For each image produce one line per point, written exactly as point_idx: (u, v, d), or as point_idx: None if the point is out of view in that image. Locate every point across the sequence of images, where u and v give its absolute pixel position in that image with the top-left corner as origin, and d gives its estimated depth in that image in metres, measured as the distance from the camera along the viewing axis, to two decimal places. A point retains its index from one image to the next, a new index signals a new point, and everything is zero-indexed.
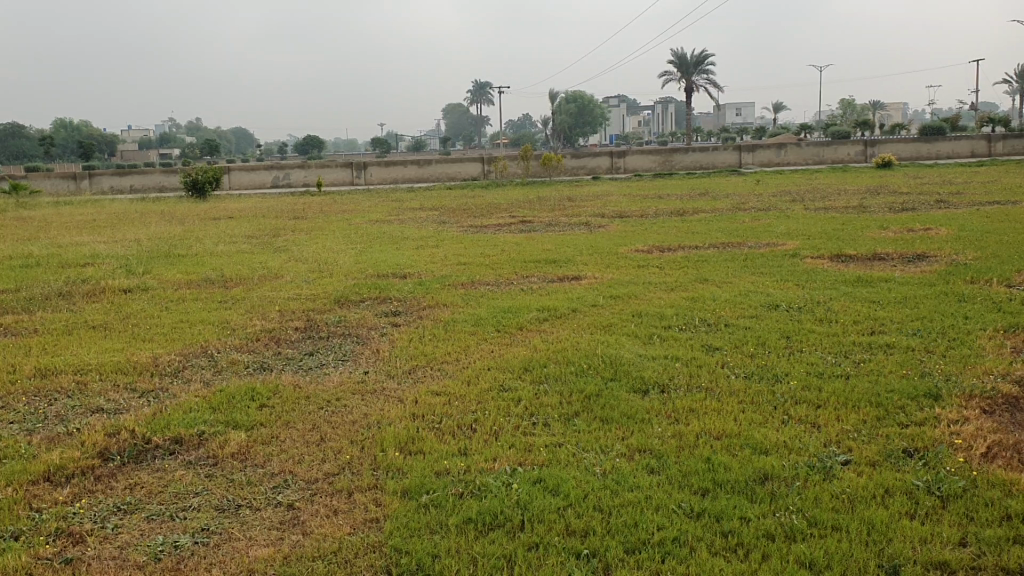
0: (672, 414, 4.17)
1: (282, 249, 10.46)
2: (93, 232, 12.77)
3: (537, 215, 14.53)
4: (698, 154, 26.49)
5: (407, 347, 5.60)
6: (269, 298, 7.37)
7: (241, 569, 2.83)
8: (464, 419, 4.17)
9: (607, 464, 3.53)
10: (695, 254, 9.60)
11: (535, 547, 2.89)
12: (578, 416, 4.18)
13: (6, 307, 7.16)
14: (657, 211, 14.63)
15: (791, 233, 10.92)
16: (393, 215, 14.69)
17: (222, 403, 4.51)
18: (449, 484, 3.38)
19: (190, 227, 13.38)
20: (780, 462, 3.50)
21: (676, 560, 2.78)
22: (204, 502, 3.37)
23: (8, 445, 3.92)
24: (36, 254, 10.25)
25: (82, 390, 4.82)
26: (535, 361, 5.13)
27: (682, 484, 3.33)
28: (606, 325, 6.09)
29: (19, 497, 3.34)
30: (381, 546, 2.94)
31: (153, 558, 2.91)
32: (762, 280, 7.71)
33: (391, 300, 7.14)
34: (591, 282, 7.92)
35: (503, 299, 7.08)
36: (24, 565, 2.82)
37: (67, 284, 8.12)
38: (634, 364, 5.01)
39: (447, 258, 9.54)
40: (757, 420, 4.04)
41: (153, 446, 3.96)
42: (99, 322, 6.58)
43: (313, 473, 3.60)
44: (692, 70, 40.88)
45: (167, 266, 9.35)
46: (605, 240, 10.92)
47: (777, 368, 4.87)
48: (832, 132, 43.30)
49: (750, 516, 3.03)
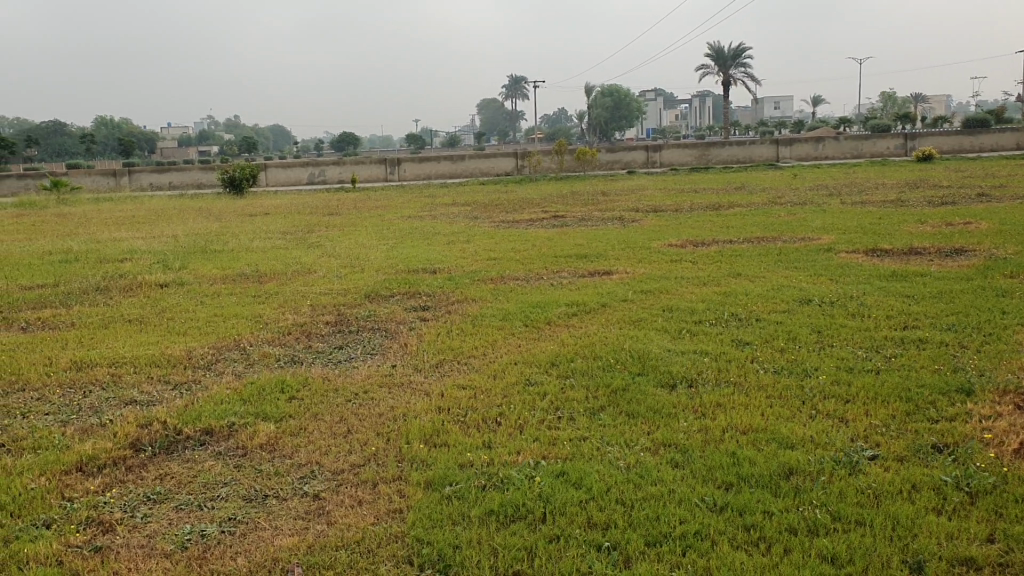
0: (698, 408, 4.15)
1: (315, 245, 10.54)
2: (131, 228, 12.95)
3: (570, 210, 14.51)
4: (734, 148, 26.27)
5: (434, 341, 5.63)
6: (302, 292, 7.44)
7: (265, 557, 2.87)
8: (489, 412, 4.18)
9: (631, 458, 3.52)
10: (729, 248, 9.52)
11: (555, 540, 2.90)
12: (603, 410, 4.18)
13: (43, 302, 7.29)
14: (691, 205, 14.53)
15: (827, 227, 10.78)
16: (425, 211, 14.75)
17: (252, 396, 4.57)
18: (472, 476, 3.40)
19: (225, 224, 13.52)
20: (805, 457, 3.47)
21: (697, 553, 2.77)
22: (232, 492, 3.42)
23: (43, 437, 4.00)
24: (76, 249, 10.45)
25: (116, 383, 4.91)
26: (562, 355, 5.14)
27: (706, 478, 3.32)
28: (635, 320, 6.07)
29: (50, 487, 3.42)
30: (403, 536, 2.96)
31: (180, 547, 2.96)
32: (794, 274, 7.65)
33: (421, 295, 7.18)
34: (622, 277, 7.91)
35: (533, 294, 7.08)
36: (54, 553, 2.88)
37: (104, 279, 8.27)
38: (662, 359, 4.99)
39: (478, 253, 9.57)
40: (784, 415, 4.01)
41: (184, 437, 4.02)
42: (134, 316, 6.69)
43: (338, 465, 3.64)
44: (729, 64, 40.53)
45: (202, 261, 9.47)
46: (637, 235, 10.88)
47: (807, 363, 4.83)
48: (872, 125, 42.71)
49: (773, 510, 3.01)
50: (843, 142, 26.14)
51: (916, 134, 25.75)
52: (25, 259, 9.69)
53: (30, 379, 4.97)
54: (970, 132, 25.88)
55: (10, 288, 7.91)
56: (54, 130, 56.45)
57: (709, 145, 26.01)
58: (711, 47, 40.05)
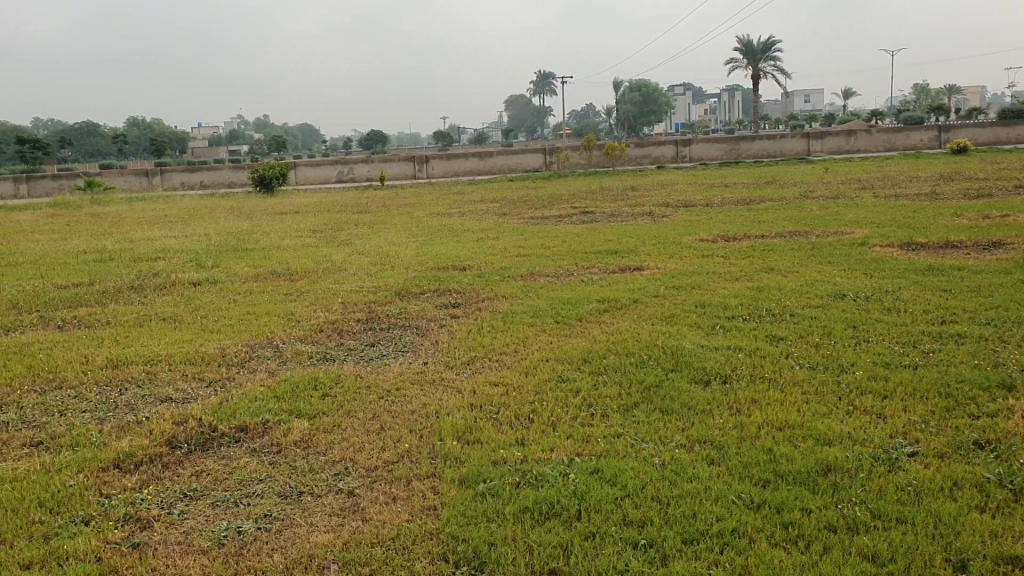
0: (732, 405, 4.11)
1: (346, 242, 10.59)
2: (164, 228, 13.06)
3: (599, 206, 14.45)
4: (765, 142, 26.03)
5: (466, 338, 5.63)
6: (333, 290, 7.47)
7: (302, 554, 2.87)
8: (521, 409, 4.17)
9: (666, 456, 3.49)
10: (760, 243, 9.45)
11: (591, 537, 2.88)
12: (636, 407, 4.15)
13: (79, 301, 7.38)
14: (723, 200, 14.44)
15: (860, 221, 10.66)
16: (454, 208, 14.77)
17: (286, 393, 4.60)
18: (507, 474, 3.39)
19: (257, 222, 13.62)
20: (843, 453, 3.42)
21: (735, 551, 2.73)
22: (268, 488, 3.44)
23: (80, 433, 4.04)
24: (110, 249, 10.55)
25: (151, 380, 4.96)
26: (594, 352, 5.11)
27: (742, 475, 3.28)
28: (667, 316, 6.04)
29: (89, 483, 3.45)
30: (438, 533, 2.96)
31: (217, 543, 2.97)
32: (829, 269, 7.55)
33: (451, 292, 7.18)
34: (653, 273, 7.85)
35: (563, 290, 7.06)
36: (93, 549, 2.90)
37: (139, 278, 8.34)
38: (695, 356, 4.95)
39: (508, 249, 9.56)
40: (821, 411, 3.96)
41: (219, 434, 4.05)
42: (168, 314, 6.75)
43: (372, 462, 3.64)
44: (759, 57, 40.15)
45: (235, 260, 9.54)
46: (667, 230, 10.82)
47: (843, 359, 4.77)
48: (905, 117, 42.17)
49: (812, 508, 2.97)
50: (875, 135, 25.83)
51: (950, 126, 25.36)
52: (61, 258, 9.80)
53: (67, 377, 5.03)
54: (1006, 123, 25.46)
55: (46, 287, 8.02)
56: (87, 130, 57.17)
57: (739, 139, 25.78)
58: (740, 40, 39.63)
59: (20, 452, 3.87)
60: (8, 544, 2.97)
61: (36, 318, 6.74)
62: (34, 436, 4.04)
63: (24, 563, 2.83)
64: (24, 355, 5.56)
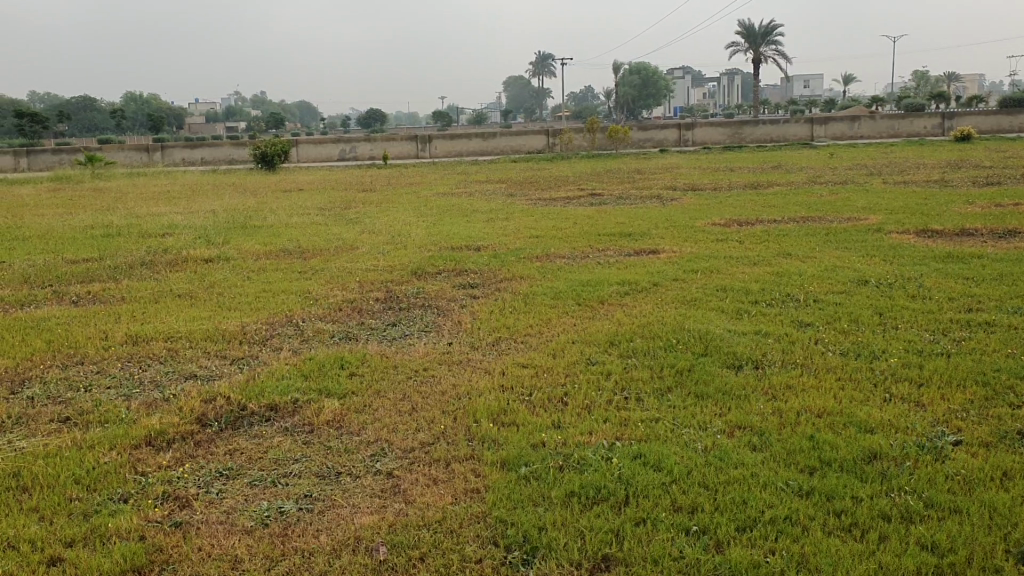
0: (768, 391, 4.07)
1: (354, 221, 10.50)
2: (169, 203, 12.96)
3: (606, 188, 14.37)
4: (769, 126, 25.89)
5: (489, 318, 5.59)
6: (348, 269, 7.41)
7: (348, 535, 2.83)
8: (554, 392, 4.13)
9: (708, 441, 3.45)
10: (774, 228, 9.41)
11: (642, 523, 2.84)
12: (671, 392, 4.10)
13: (92, 276, 7.30)
14: (730, 184, 14.38)
15: (872, 207, 10.59)
16: (459, 188, 14.72)
17: (313, 371, 4.55)
18: (548, 457, 3.35)
19: (262, 199, 13.55)
20: (888, 441, 3.39)
21: (790, 539, 2.70)
22: (305, 468, 3.40)
23: (109, 410, 3.99)
24: (117, 224, 10.44)
25: (174, 357, 4.91)
26: (621, 335, 5.06)
27: (787, 462, 3.24)
28: (690, 299, 5.99)
29: (123, 460, 3.40)
30: (485, 516, 2.92)
31: (261, 524, 2.93)
32: (847, 255, 7.52)
33: (468, 273, 7.12)
34: (670, 256, 7.79)
35: (581, 272, 7.01)
36: (135, 528, 2.85)
37: (150, 254, 8.26)
38: (725, 340, 4.90)
39: (520, 230, 9.49)
40: (858, 398, 3.93)
41: (249, 413, 4.00)
42: (184, 291, 6.67)
43: (408, 443, 3.59)
44: (760, 42, 39.99)
45: (244, 237, 9.46)
46: (678, 213, 10.77)
47: (874, 346, 4.73)
48: (907, 102, 42.00)
49: (863, 496, 2.94)
50: (879, 121, 25.70)
51: (954, 113, 25.21)
52: (67, 233, 9.70)
53: (88, 353, 4.96)
54: (1010, 112, 25.33)
55: (57, 262, 7.93)
56: (82, 104, 56.78)
57: (742, 124, 25.65)
58: (742, 24, 39.59)
59: (49, 428, 3.81)
60: (47, 521, 2.92)
61: (49, 293, 6.66)
62: (61, 412, 3.99)
63: (65, 540, 2.78)
64: (42, 330, 5.49)
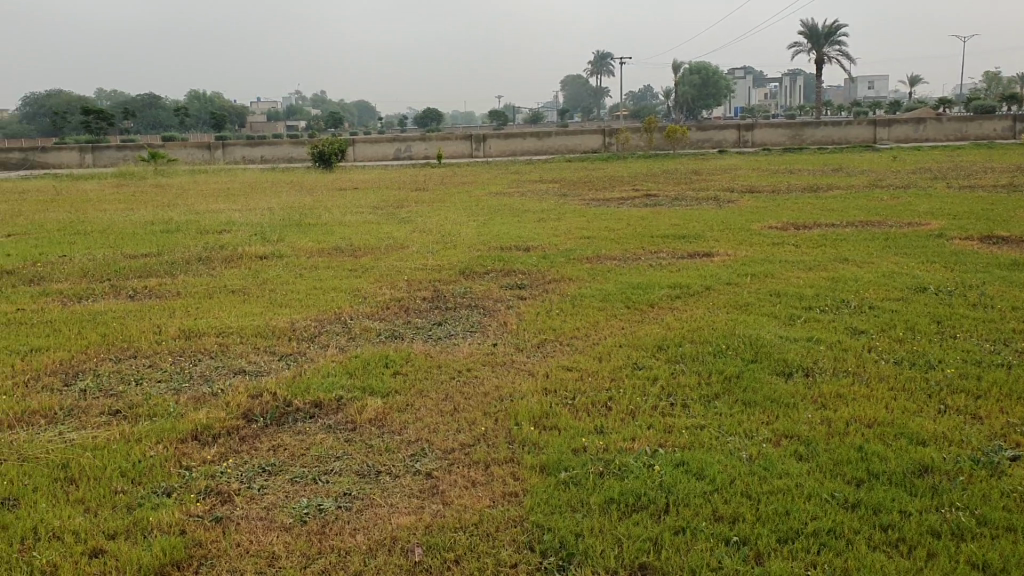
0: (817, 399, 3.98)
1: (407, 220, 10.57)
2: (228, 200, 13.19)
3: (662, 189, 14.23)
4: (830, 128, 25.42)
5: (535, 319, 5.56)
6: (397, 267, 7.45)
7: (384, 535, 2.83)
8: (598, 396, 4.09)
9: (753, 449, 3.39)
10: (832, 232, 9.23)
11: (681, 532, 2.79)
12: (718, 399, 4.03)
13: (149, 271, 7.45)
14: (788, 186, 14.13)
15: (935, 212, 10.30)
16: (513, 187, 14.73)
17: (358, 370, 4.56)
18: (589, 462, 3.31)
19: (318, 197, 13.72)
20: (940, 454, 3.28)
21: (833, 552, 2.63)
22: (345, 466, 3.41)
23: (158, 404, 4.05)
24: (176, 220, 10.64)
25: (224, 352, 4.98)
26: (669, 340, 4.99)
27: (834, 473, 3.16)
28: (742, 304, 5.89)
29: (169, 454, 3.45)
30: (523, 521, 2.90)
31: (299, 521, 2.94)
32: (906, 261, 7.33)
33: (517, 273, 7.11)
34: (723, 260, 7.68)
35: (632, 275, 6.95)
36: (177, 522, 2.89)
37: (207, 250, 8.41)
38: (775, 346, 4.81)
39: (571, 231, 9.44)
40: (911, 409, 3.81)
41: (294, 409, 4.03)
42: (237, 287, 6.77)
43: (448, 443, 3.59)
44: (823, 42, 39.29)
45: (299, 234, 9.58)
46: (733, 216, 10.62)
47: (930, 355, 4.60)
48: (976, 104, 40.88)
49: (912, 510, 2.85)
50: (946, 124, 25.06)
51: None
52: (128, 228, 9.91)
53: (141, 347, 5.06)
54: None
55: (116, 256, 8.11)
56: (149, 103, 58.11)
57: (803, 125, 25.18)
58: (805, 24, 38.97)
59: (99, 420, 3.89)
60: (92, 513, 2.97)
61: (107, 287, 6.82)
62: (112, 405, 4.06)
63: (109, 532, 2.83)
64: (99, 323, 5.62)
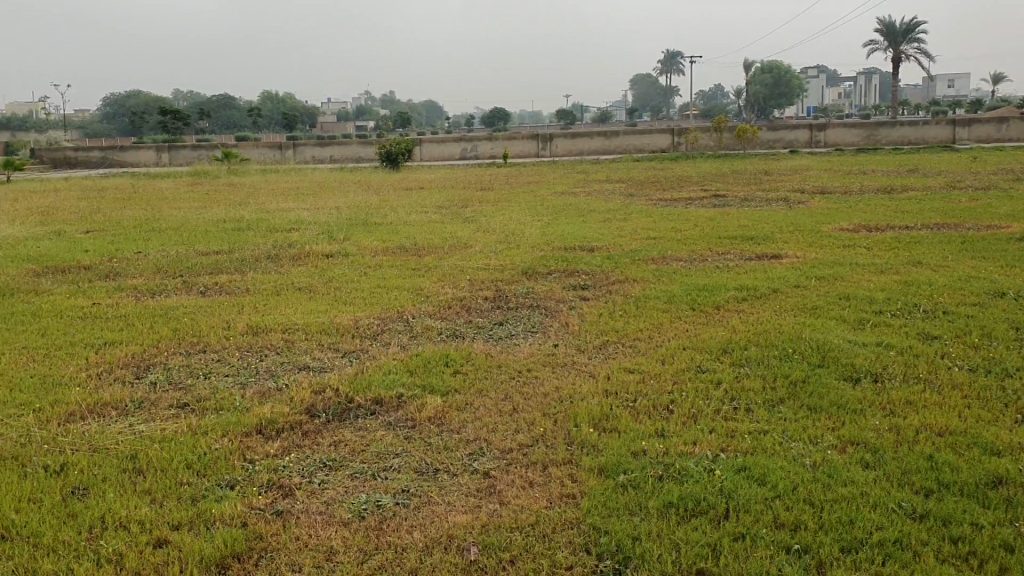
0: (886, 405, 3.87)
1: (471, 220, 10.61)
2: (297, 199, 13.41)
3: (731, 189, 14.02)
4: (906, 128, 24.75)
5: (597, 320, 5.53)
6: (460, 267, 7.48)
7: (441, 533, 2.84)
8: (659, 399, 4.04)
9: (817, 456, 3.31)
10: (905, 234, 8.98)
11: (741, 538, 2.74)
12: (783, 403, 3.95)
13: (219, 267, 7.62)
14: (861, 187, 13.80)
15: (1016, 215, 9.95)
16: (578, 187, 14.69)
17: (419, 368, 4.60)
18: (648, 466, 3.27)
19: (386, 197, 13.88)
20: (1015, 466, 3.16)
21: (899, 564, 2.56)
22: (405, 463, 3.43)
23: (224, 398, 4.14)
24: (247, 219, 10.87)
25: (289, 348, 5.06)
26: (734, 343, 4.91)
27: (901, 482, 3.07)
28: (811, 307, 5.77)
29: (233, 447, 3.52)
30: (579, 522, 2.88)
31: (357, 516, 2.97)
32: (983, 265, 7.09)
33: (580, 274, 7.08)
34: (792, 262, 7.53)
35: (697, 276, 6.86)
36: (239, 514, 2.95)
37: (276, 248, 8.56)
38: (843, 351, 4.69)
39: (637, 232, 9.36)
40: (986, 418, 3.68)
41: (355, 406, 4.08)
42: (304, 285, 6.88)
43: (507, 443, 3.58)
44: (901, 40, 38.26)
45: (365, 233, 9.69)
46: (803, 217, 10.41)
47: (1007, 362, 4.43)
48: None
49: (983, 523, 2.75)
50: None
51: None
52: (201, 226, 10.15)
53: (210, 342, 5.17)
54: None
55: (188, 253, 8.31)
56: (224, 104, 59.50)
57: (878, 125, 24.57)
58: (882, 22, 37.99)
59: (167, 413, 3.98)
60: (158, 504, 3.04)
61: (179, 283, 6.99)
62: (181, 398, 4.16)
63: (173, 523, 2.90)
64: (170, 318, 5.77)
